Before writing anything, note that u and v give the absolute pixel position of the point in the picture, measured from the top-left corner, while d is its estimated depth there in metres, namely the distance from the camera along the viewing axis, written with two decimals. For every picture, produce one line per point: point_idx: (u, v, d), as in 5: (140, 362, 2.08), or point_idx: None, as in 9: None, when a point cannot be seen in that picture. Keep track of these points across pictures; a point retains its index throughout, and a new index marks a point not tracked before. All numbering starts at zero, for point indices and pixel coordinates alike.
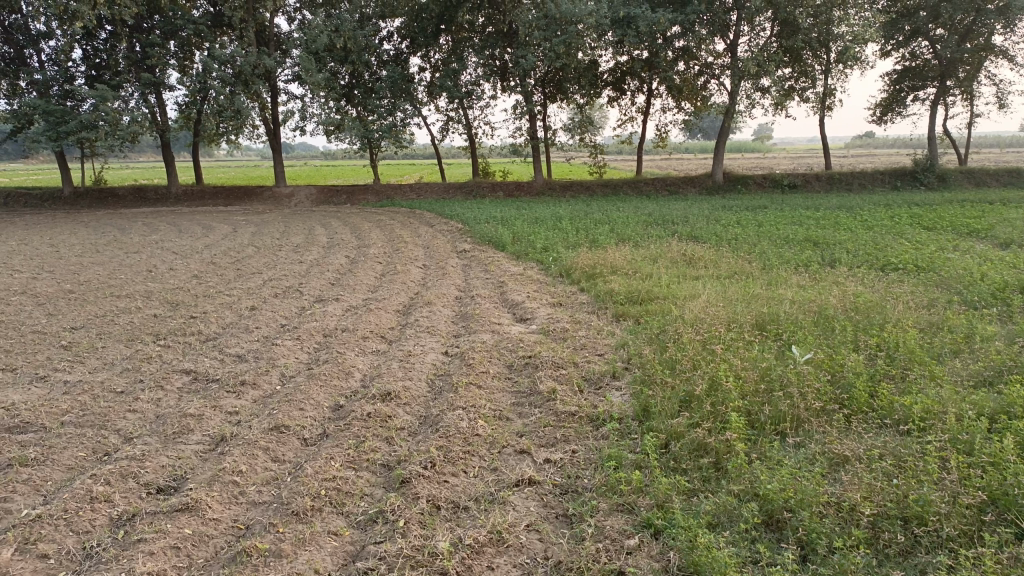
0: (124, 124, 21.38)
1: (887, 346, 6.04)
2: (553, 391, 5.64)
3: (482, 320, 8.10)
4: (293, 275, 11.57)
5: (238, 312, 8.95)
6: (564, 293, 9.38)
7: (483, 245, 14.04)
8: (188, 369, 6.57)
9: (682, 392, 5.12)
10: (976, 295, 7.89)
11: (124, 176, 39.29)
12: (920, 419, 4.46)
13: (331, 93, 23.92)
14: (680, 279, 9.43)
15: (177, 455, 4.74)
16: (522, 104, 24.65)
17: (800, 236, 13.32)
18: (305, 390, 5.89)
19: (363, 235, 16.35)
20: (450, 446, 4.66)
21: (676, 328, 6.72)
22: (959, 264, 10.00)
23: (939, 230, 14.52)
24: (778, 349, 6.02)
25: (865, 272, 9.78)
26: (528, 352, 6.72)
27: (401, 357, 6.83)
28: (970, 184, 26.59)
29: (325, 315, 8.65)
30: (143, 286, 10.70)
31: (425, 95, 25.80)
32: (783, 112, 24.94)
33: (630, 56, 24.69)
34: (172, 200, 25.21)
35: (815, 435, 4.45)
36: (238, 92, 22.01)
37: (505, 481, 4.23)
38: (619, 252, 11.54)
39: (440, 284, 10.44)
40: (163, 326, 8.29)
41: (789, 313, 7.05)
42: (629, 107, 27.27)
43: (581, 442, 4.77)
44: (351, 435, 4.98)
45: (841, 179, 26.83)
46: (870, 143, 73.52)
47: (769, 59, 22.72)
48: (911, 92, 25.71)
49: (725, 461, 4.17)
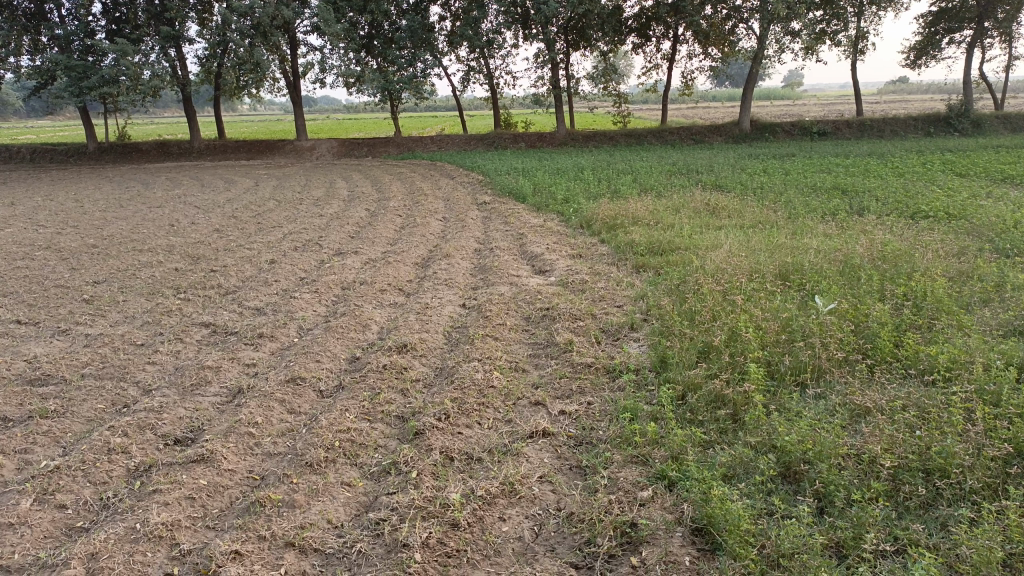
0: (145, 78, 21.31)
1: (914, 295, 5.88)
2: (570, 342, 5.59)
3: (501, 272, 8.03)
4: (313, 228, 11.55)
5: (257, 265, 8.96)
6: (585, 245, 9.26)
7: (504, 197, 13.89)
8: (207, 322, 6.59)
9: (701, 342, 5.03)
10: (1009, 243, 7.64)
11: (147, 132, 39.40)
12: (945, 370, 4.33)
13: (350, 44, 23.62)
14: (703, 229, 9.28)
15: (194, 407, 4.78)
16: (544, 52, 24.17)
17: (828, 185, 13.01)
18: (323, 342, 5.91)
19: (383, 188, 16.28)
20: (465, 398, 4.63)
21: (697, 279, 6.60)
22: (992, 211, 9.71)
23: (973, 176, 14.13)
24: (800, 299, 5.87)
25: (895, 220, 9.53)
26: (546, 304, 6.66)
27: (419, 310, 6.80)
28: (1007, 130, 25.79)
29: (343, 268, 8.63)
30: (165, 240, 10.75)
31: (446, 45, 25.38)
32: (814, 57, 24.17)
33: (655, 0, 24.04)
34: (195, 155, 25.24)
35: (835, 386, 4.35)
36: (258, 44, 21.78)
37: (519, 433, 4.20)
38: (642, 202, 11.35)
39: (459, 236, 10.36)
40: (183, 279, 8.33)
41: (813, 263, 6.89)
42: (653, 54, 26.65)
43: (597, 393, 4.72)
44: (366, 387, 4.98)
45: (873, 126, 26.12)
46: (904, 88, 71.42)
47: (800, 1, 21.99)
48: (947, 34, 24.74)
49: (742, 412, 4.09)
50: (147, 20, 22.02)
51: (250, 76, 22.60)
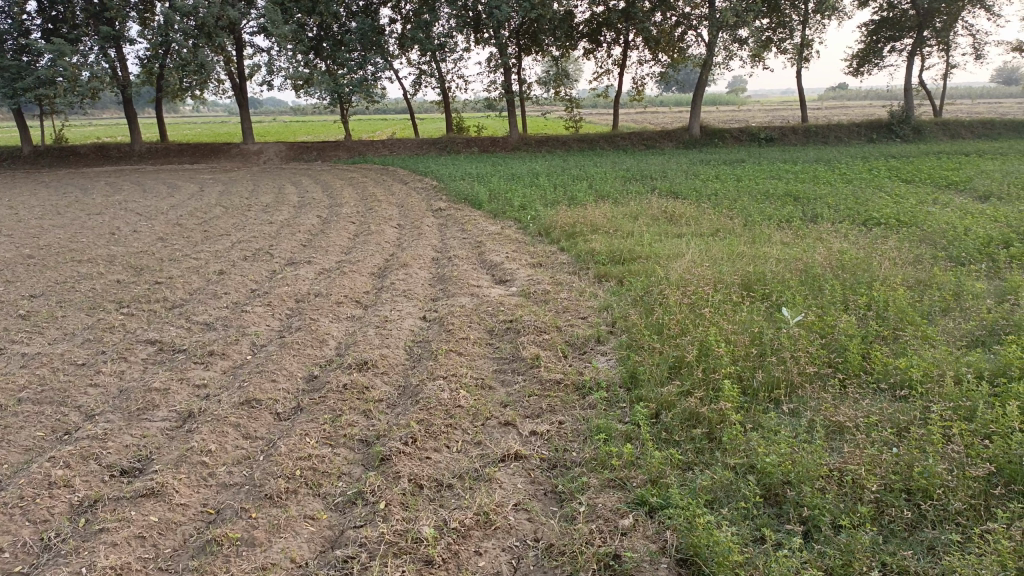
0: (83, 80, 20.55)
1: (876, 305, 5.90)
2: (536, 357, 5.45)
3: (461, 282, 7.85)
4: (263, 236, 11.18)
5: (205, 277, 8.60)
6: (545, 253, 9.13)
7: (459, 203, 13.71)
8: (153, 340, 6.25)
9: (672, 357, 4.94)
10: (962, 251, 7.77)
11: (85, 134, 38.04)
12: (916, 384, 4.32)
13: (298, 47, 23.16)
14: (662, 237, 9.26)
15: (142, 433, 4.49)
16: (496, 57, 24.07)
17: (781, 191, 13.15)
18: (278, 359, 5.64)
19: (335, 194, 15.94)
20: (431, 420, 4.44)
21: (661, 290, 6.53)
22: (942, 218, 9.91)
23: (918, 182, 14.46)
24: (766, 310, 5.84)
25: (848, 227, 9.66)
26: (510, 316, 6.51)
27: (378, 323, 6.58)
28: (945, 136, 26.61)
29: (296, 279, 8.34)
30: (106, 250, 10.27)
31: (396, 48, 25.09)
32: (761, 64, 24.58)
33: (606, 6, 24.16)
34: (136, 159, 24.40)
35: (809, 402, 4.30)
36: (202, 45, 21.18)
37: (490, 457, 4.04)
38: (600, 209, 11.30)
39: (415, 244, 10.14)
40: (126, 292, 7.93)
41: (775, 272, 6.88)
42: (604, 60, 26.80)
43: (567, 412, 4.59)
44: (326, 408, 4.75)
45: (818, 132, 26.69)
46: (842, 95, 73.77)
47: (747, 9, 22.34)
48: (887, 43, 25.43)
49: (718, 431, 4.01)
50: (86, 20, 21.24)
51: (194, 77, 21.97)
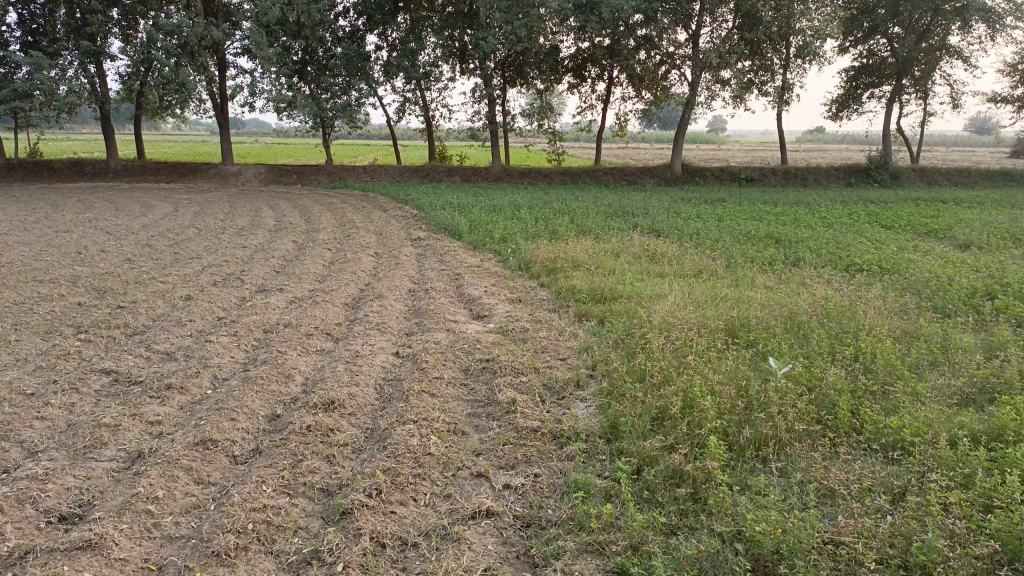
0: (60, 94, 20.24)
1: (865, 356, 5.72)
2: (513, 402, 5.19)
3: (437, 317, 7.60)
4: (236, 261, 10.86)
5: (171, 302, 8.27)
6: (524, 289, 8.91)
7: (439, 233, 13.48)
8: (109, 369, 5.92)
9: (655, 407, 4.71)
10: (948, 302, 7.68)
11: (61, 149, 37.45)
12: (910, 446, 4.13)
13: (282, 69, 23.02)
14: (644, 276, 9.09)
15: (86, 474, 4.17)
16: (481, 87, 24.07)
17: (763, 232, 13.11)
18: (239, 396, 5.32)
19: (312, 219, 15.66)
20: (398, 469, 4.16)
21: (643, 333, 6.33)
22: (925, 266, 9.85)
23: (898, 229, 14.49)
24: (752, 359, 5.62)
25: (831, 272, 9.56)
26: (486, 355, 6.26)
27: (348, 358, 6.29)
28: (922, 182, 26.96)
29: (266, 307, 8.04)
30: (69, 270, 9.91)
31: (381, 75, 25.01)
32: (742, 105, 24.79)
33: (592, 42, 24.30)
34: (112, 176, 23.96)
35: (799, 461, 4.07)
36: (184, 64, 20.94)
37: (459, 513, 3.77)
38: (581, 245, 11.12)
39: (392, 275, 9.88)
40: (86, 316, 7.59)
41: (760, 318, 6.69)
42: (589, 95, 26.92)
43: (544, 464, 4.33)
44: (287, 453, 4.45)
45: (798, 174, 26.89)
46: (821, 138, 75.26)
47: (731, 51, 22.52)
48: (866, 89, 25.86)
49: (703, 492, 3.78)
50: (66, 34, 20.95)
51: (174, 96, 21.67)
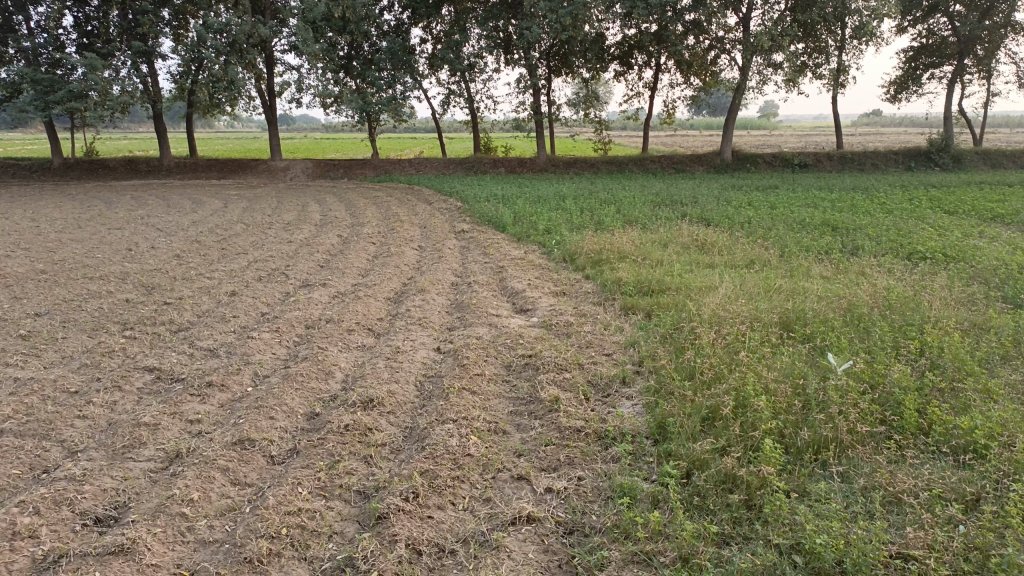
0: (114, 94, 20.67)
1: (931, 352, 5.38)
2: (556, 400, 5.00)
3: (480, 311, 7.44)
4: (281, 256, 10.89)
5: (216, 298, 8.29)
6: (568, 281, 8.70)
7: (483, 225, 13.34)
8: (151, 367, 5.91)
9: (705, 407, 4.47)
10: (1019, 292, 7.23)
11: (118, 147, 38.49)
12: (983, 449, 3.83)
13: (328, 64, 23.13)
14: (693, 268, 8.81)
15: (123, 475, 4.13)
16: (526, 78, 23.82)
17: (817, 220, 12.66)
18: (278, 394, 5.24)
19: (357, 213, 15.66)
20: (436, 471, 4.01)
21: (692, 327, 6.08)
22: (992, 254, 9.35)
23: (962, 214, 13.85)
24: (809, 354, 5.32)
25: (891, 261, 9.13)
26: (529, 351, 6.08)
27: (388, 355, 6.18)
28: (986, 166, 25.84)
29: (309, 303, 7.99)
30: (119, 267, 10.05)
31: (426, 67, 24.96)
32: (795, 89, 24.07)
33: (638, 29, 23.85)
34: (165, 173, 24.42)
35: (862, 466, 3.81)
36: (233, 62, 21.16)
37: (499, 518, 3.61)
38: (627, 236, 10.85)
39: (435, 268, 9.78)
40: (132, 313, 7.64)
41: (817, 311, 6.37)
42: (635, 82, 26.47)
43: (587, 466, 4.14)
44: (324, 453, 4.34)
45: (853, 159, 26.01)
46: (876, 121, 73.06)
47: (783, 34, 21.82)
48: (926, 69, 24.87)
49: (758, 498, 3.55)
50: (119, 34, 21.36)
51: (224, 93, 21.97)
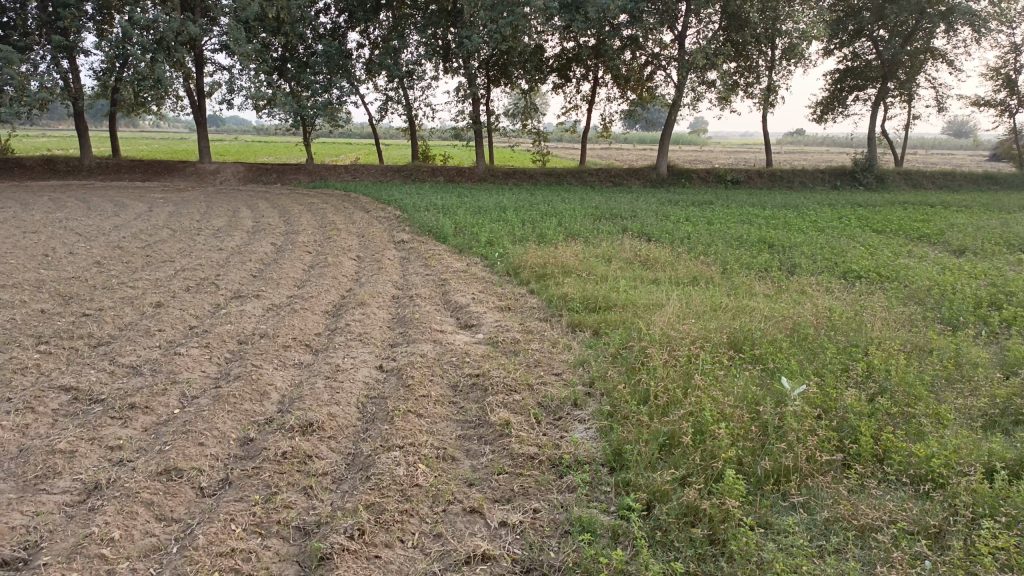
0: (31, 90, 19.59)
1: (878, 374, 5.40)
2: (506, 424, 4.80)
3: (423, 326, 7.18)
4: (211, 264, 10.39)
5: (139, 310, 7.79)
6: (513, 296, 8.53)
7: (423, 235, 13.07)
8: (67, 386, 5.46)
9: (662, 433, 4.35)
10: (954, 313, 7.39)
11: (34, 146, 36.59)
12: (940, 478, 3.80)
13: (262, 66, 22.48)
14: (637, 284, 8.75)
15: (34, 511, 3.74)
16: (465, 87, 23.65)
17: (754, 236, 12.85)
18: (209, 417, 4.88)
19: (291, 220, 15.16)
20: (384, 505, 3.76)
21: (642, 347, 5.99)
22: (924, 273, 9.59)
23: (890, 233, 14.27)
24: (761, 378, 5.27)
25: (830, 280, 9.28)
26: (476, 370, 5.87)
27: (328, 373, 5.87)
28: (908, 185, 26.89)
29: (241, 316, 7.58)
30: (34, 274, 9.40)
31: (363, 73, 24.51)
32: (729, 106, 24.55)
33: (577, 42, 23.97)
34: (86, 174, 23.26)
35: (822, 496, 3.74)
36: (161, 60, 20.35)
37: (452, 557, 3.39)
38: (570, 249, 10.75)
39: (375, 280, 9.46)
40: (47, 325, 7.10)
41: (764, 331, 6.37)
42: (574, 95, 26.59)
43: (543, 497, 3.95)
44: (259, 485, 4.03)
45: (783, 177, 26.70)
46: (801, 140, 75.68)
47: (717, 52, 22.24)
48: (852, 91, 25.72)
49: (721, 532, 3.43)
50: (38, 27, 20.26)
51: (151, 92, 21.10)
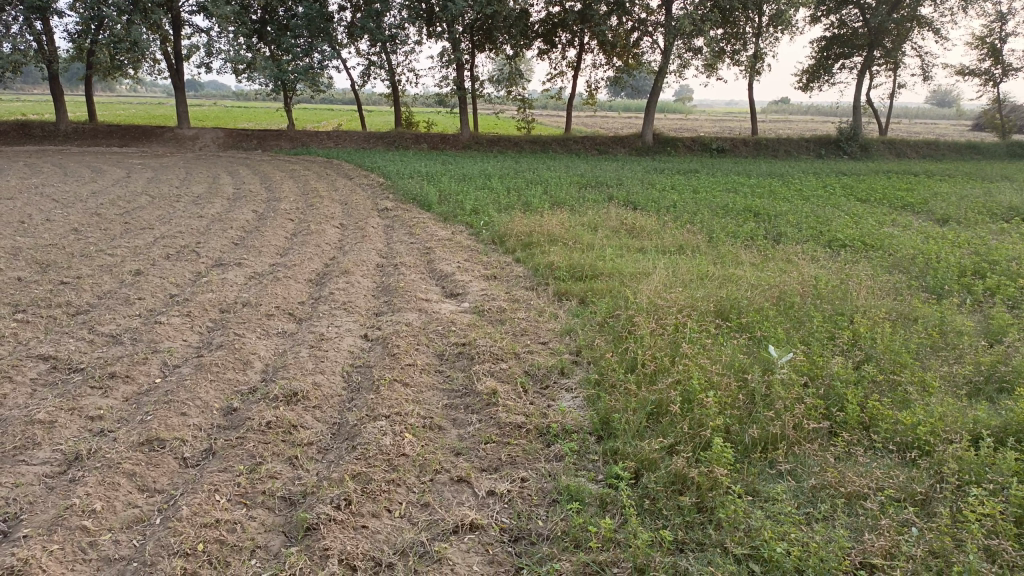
0: (3, 52, 19.08)
1: (864, 341, 5.41)
2: (494, 393, 4.77)
3: (408, 295, 7.11)
4: (191, 232, 10.22)
5: (118, 278, 7.65)
6: (499, 264, 8.47)
7: (408, 203, 12.93)
8: (45, 356, 5.35)
9: (650, 402, 4.34)
10: (939, 282, 7.42)
11: (7, 110, 35.75)
12: (926, 446, 3.82)
13: (241, 29, 22.00)
14: (624, 252, 8.71)
15: (13, 483, 3.67)
16: (449, 52, 23.30)
17: (740, 205, 12.83)
18: (191, 386, 4.81)
19: (273, 187, 14.95)
20: (370, 475, 3.72)
21: (630, 315, 5.96)
22: (909, 242, 9.62)
23: (874, 202, 14.30)
24: (748, 346, 5.27)
25: (816, 248, 9.29)
26: (462, 339, 5.81)
27: (312, 342, 5.80)
28: (891, 154, 26.95)
29: (223, 284, 7.47)
30: (10, 241, 9.21)
31: (345, 37, 24.05)
32: (715, 74, 24.38)
33: (563, 7, 23.63)
34: (62, 139, 22.78)
35: (809, 463, 3.75)
36: (137, 22, 19.86)
37: (439, 527, 3.36)
38: (556, 218, 10.67)
39: (359, 248, 9.35)
40: (24, 293, 6.96)
41: (751, 299, 6.36)
42: (559, 61, 26.27)
43: (530, 465, 3.93)
44: (243, 455, 3.98)
45: (768, 145, 26.64)
46: (785, 108, 75.59)
47: (704, 19, 22.02)
48: (838, 59, 25.60)
49: (709, 501, 3.43)
50: None
51: (127, 56, 20.61)
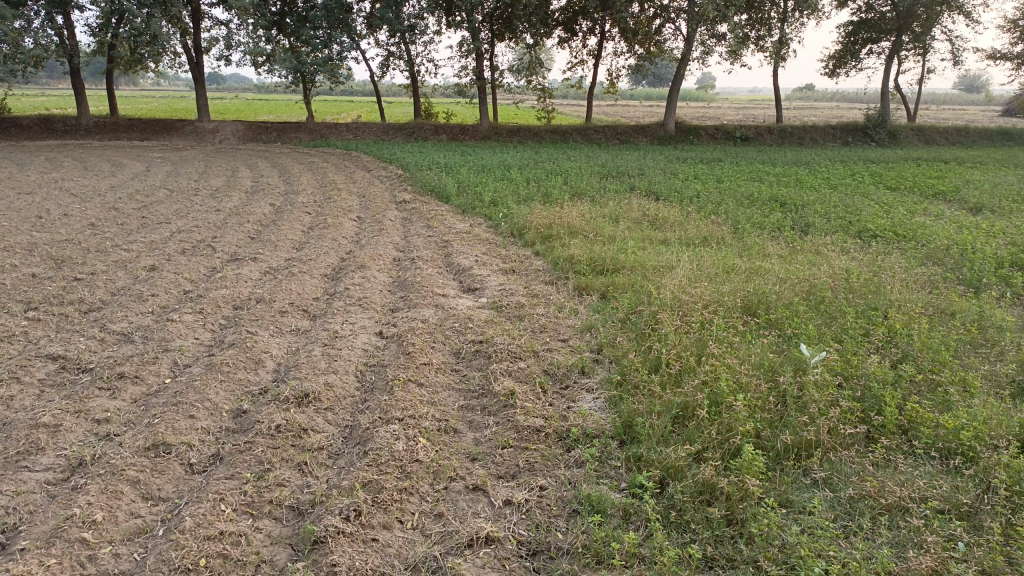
0: (25, 47, 19.15)
1: (900, 338, 5.16)
2: (512, 393, 4.59)
3: (424, 290, 6.94)
4: (207, 225, 10.13)
5: (133, 274, 7.55)
6: (518, 258, 8.27)
7: (426, 195, 12.76)
8: (55, 355, 5.25)
9: (675, 404, 4.14)
10: (975, 274, 7.12)
11: (32, 104, 35.93)
12: (971, 452, 3.59)
13: (259, 21, 21.94)
14: (647, 245, 8.48)
15: (14, 491, 3.55)
16: (468, 41, 23.07)
17: (766, 195, 12.52)
18: (201, 387, 4.67)
19: (291, 180, 14.85)
20: (382, 483, 3.56)
21: (653, 312, 5.75)
22: (942, 232, 9.30)
23: (904, 190, 13.91)
24: (777, 344, 5.04)
25: (844, 239, 9.00)
26: (479, 336, 5.64)
27: (326, 340, 5.65)
28: (920, 141, 26.34)
29: (237, 280, 7.34)
30: (27, 236, 9.15)
31: (364, 27, 23.89)
32: (739, 61, 23.92)
33: None
34: (83, 133, 22.86)
35: (845, 470, 3.53)
36: (156, 15, 19.84)
37: (453, 540, 3.19)
38: (577, 209, 10.45)
39: (376, 242, 9.20)
40: (38, 290, 6.88)
41: (779, 293, 6.12)
42: (579, 49, 25.93)
43: (550, 472, 3.75)
44: (251, 461, 3.83)
45: (793, 133, 26.13)
46: (808, 96, 74.49)
47: (727, 4, 21.59)
48: (865, 44, 25.02)
49: (740, 512, 3.23)
50: None
51: (147, 49, 20.61)
